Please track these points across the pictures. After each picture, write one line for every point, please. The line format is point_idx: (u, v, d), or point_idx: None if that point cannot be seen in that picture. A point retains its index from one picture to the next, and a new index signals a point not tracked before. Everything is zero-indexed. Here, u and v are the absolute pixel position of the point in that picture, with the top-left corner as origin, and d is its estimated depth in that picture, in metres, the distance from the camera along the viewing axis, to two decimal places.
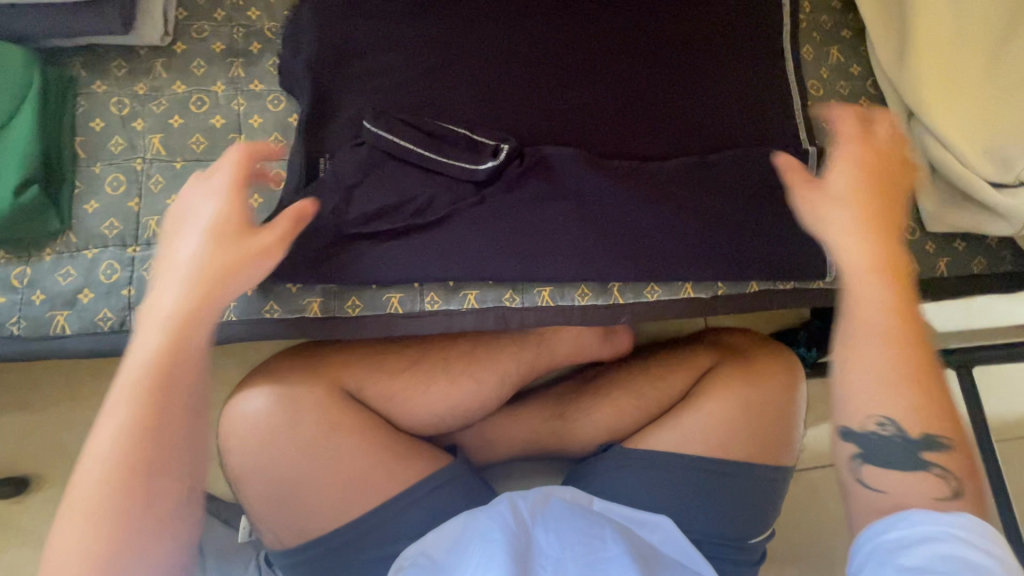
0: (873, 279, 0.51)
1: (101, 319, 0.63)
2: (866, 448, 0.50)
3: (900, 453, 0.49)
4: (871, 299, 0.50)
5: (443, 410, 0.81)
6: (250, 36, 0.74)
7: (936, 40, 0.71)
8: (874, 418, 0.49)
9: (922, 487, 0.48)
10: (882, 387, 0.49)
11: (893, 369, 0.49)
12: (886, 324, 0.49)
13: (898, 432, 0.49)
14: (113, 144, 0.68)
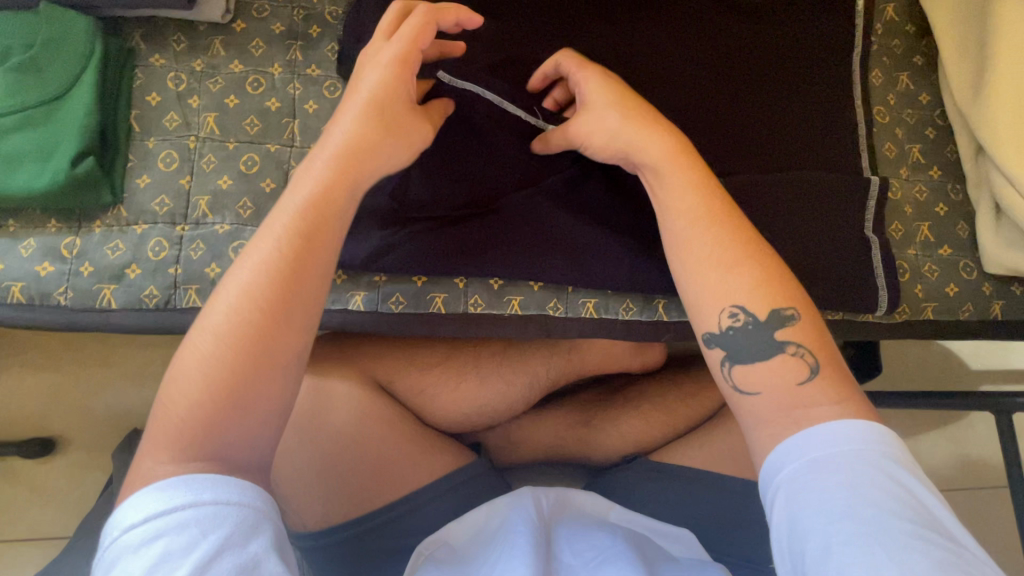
0: (667, 169, 0.58)
1: (147, 296, 0.63)
2: (733, 348, 0.53)
3: (756, 340, 0.52)
4: (674, 189, 0.57)
5: (472, 410, 0.80)
6: (310, 19, 0.73)
7: (1018, 72, 0.68)
8: (728, 311, 0.53)
9: (786, 371, 0.51)
10: (730, 266, 0.54)
11: (720, 252, 0.55)
12: (698, 209, 0.56)
13: (749, 320, 0.53)
14: (168, 120, 0.68)
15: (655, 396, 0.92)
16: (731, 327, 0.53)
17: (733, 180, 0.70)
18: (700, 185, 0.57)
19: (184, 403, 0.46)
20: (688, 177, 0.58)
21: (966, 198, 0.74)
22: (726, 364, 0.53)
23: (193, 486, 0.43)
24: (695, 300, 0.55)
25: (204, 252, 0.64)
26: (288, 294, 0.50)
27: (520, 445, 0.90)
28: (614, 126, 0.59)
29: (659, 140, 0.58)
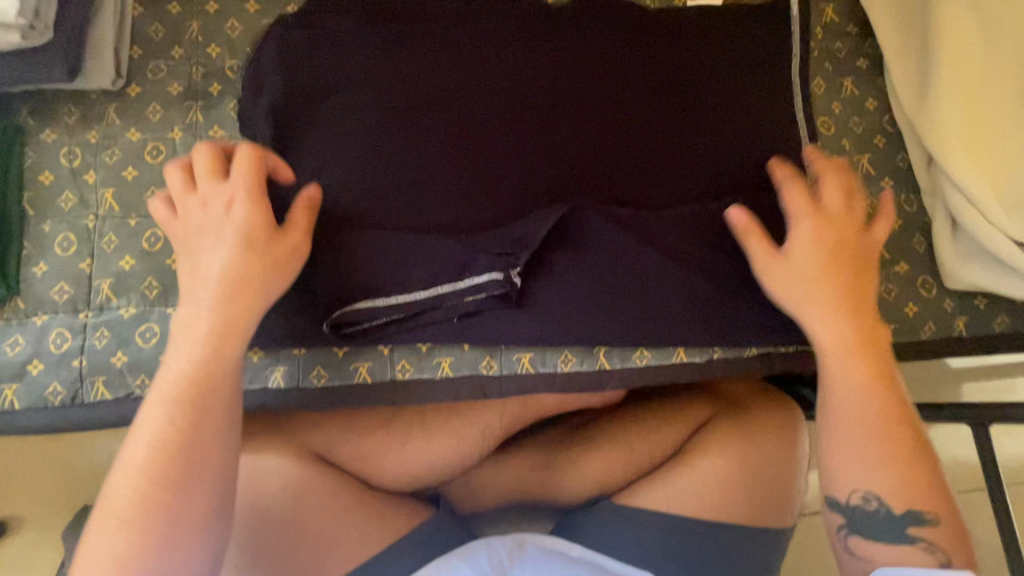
0: (843, 355, 0.59)
1: (51, 393, 0.59)
2: (852, 519, 0.57)
3: (884, 528, 0.55)
4: (846, 372, 0.58)
5: (422, 467, 0.77)
6: (210, 76, 0.68)
7: (958, 75, 0.65)
8: (860, 493, 0.56)
9: (910, 560, 0.54)
10: (875, 467, 0.56)
11: (880, 449, 0.56)
12: (869, 403, 0.57)
13: (881, 508, 0.55)
14: (64, 200, 0.64)
15: (619, 429, 0.88)
16: (858, 506, 0.56)
17: (676, 211, 0.65)
18: (862, 381, 0.58)
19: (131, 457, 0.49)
20: (862, 369, 0.58)
21: (921, 208, 0.70)
22: (841, 531, 0.57)
23: None
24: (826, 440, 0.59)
25: (109, 339, 0.61)
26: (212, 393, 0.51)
27: (481, 491, 0.87)
28: (791, 290, 0.60)
29: (839, 321, 0.59)
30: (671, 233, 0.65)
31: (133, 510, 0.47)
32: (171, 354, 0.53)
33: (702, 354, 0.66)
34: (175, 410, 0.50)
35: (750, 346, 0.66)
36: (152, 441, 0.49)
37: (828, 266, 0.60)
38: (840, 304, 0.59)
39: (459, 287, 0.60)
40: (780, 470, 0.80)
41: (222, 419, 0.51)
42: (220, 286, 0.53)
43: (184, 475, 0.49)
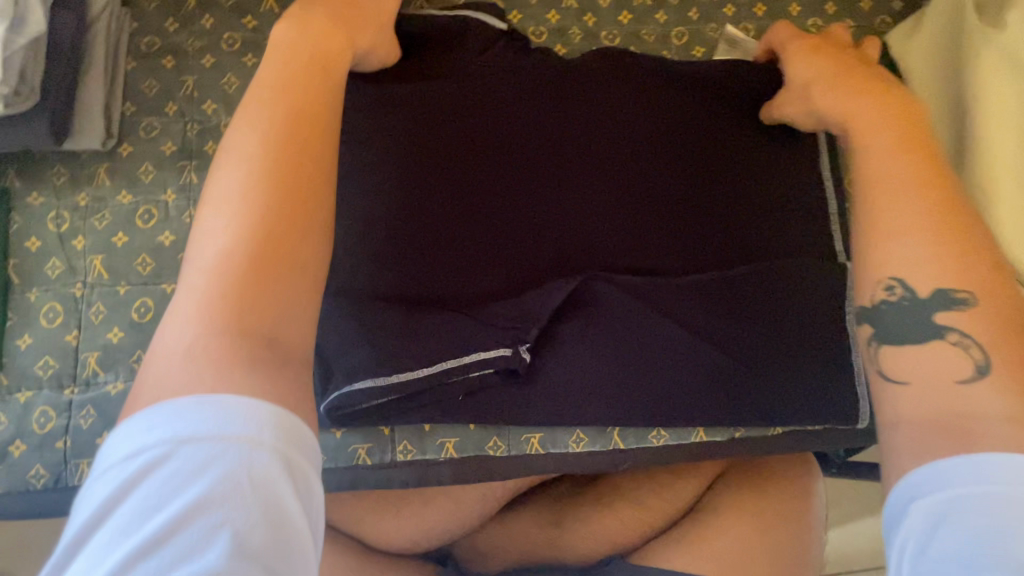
0: (865, 124, 0.50)
1: (33, 476, 0.56)
2: (887, 323, 0.44)
3: (914, 319, 0.42)
4: (875, 150, 0.48)
5: (427, 536, 0.74)
6: (205, 133, 0.65)
7: (994, 138, 0.61)
8: (885, 282, 0.44)
9: (946, 362, 0.40)
10: (908, 235, 0.43)
11: (915, 218, 0.43)
12: (896, 167, 0.46)
13: (907, 296, 0.43)
14: (51, 267, 0.61)
15: (632, 489, 0.84)
16: (888, 305, 0.44)
17: (694, 279, 0.62)
18: (913, 176, 0.45)
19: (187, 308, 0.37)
20: (901, 159, 0.46)
21: None
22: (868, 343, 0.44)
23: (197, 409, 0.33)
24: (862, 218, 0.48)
25: (95, 419, 0.57)
26: (290, 182, 0.41)
27: (486, 554, 0.83)
28: (851, 128, 0.51)
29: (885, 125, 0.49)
30: (689, 304, 0.61)
31: (246, 222, 0.39)
32: (244, 124, 0.44)
33: (723, 433, 0.62)
34: (244, 234, 0.39)
35: (775, 426, 0.62)
36: (261, 182, 0.41)
37: (856, 83, 0.52)
38: (885, 126, 0.49)
39: (464, 361, 0.56)
40: (797, 524, 0.79)
41: (316, 180, 0.43)
42: (277, 130, 0.43)
43: (270, 291, 0.38)
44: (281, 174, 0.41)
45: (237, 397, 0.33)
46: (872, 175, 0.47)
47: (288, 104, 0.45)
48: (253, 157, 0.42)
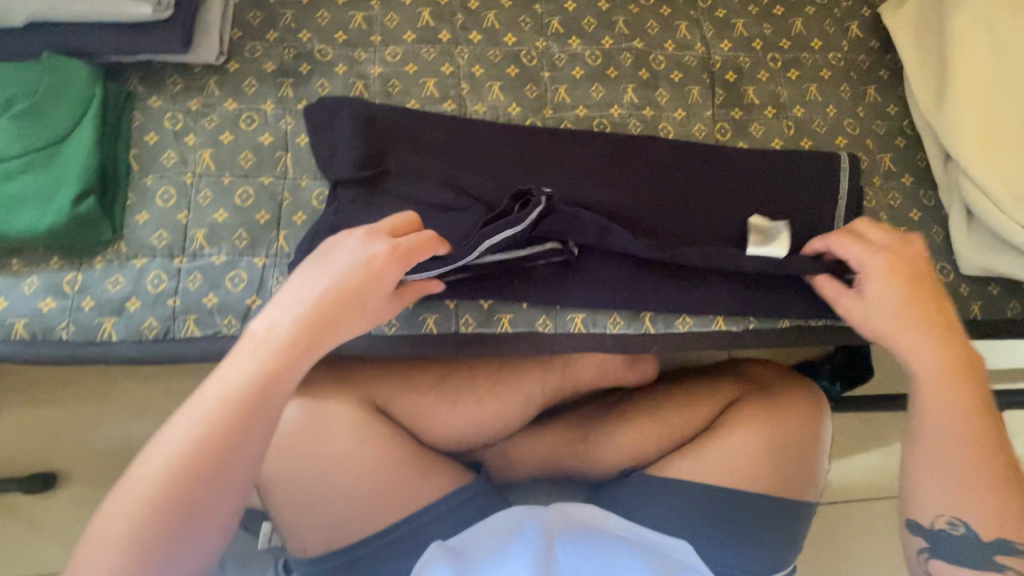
0: (940, 385, 0.62)
1: (147, 327, 0.65)
2: (936, 544, 0.60)
3: (971, 551, 0.58)
4: (933, 407, 0.62)
5: (470, 429, 0.82)
6: (301, 57, 0.75)
7: (974, 82, 0.72)
8: (949, 519, 0.60)
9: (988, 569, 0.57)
10: (967, 492, 0.59)
11: (971, 476, 0.59)
12: (954, 423, 0.61)
13: (969, 531, 0.59)
14: (166, 157, 0.70)
15: (651, 409, 0.92)
16: (946, 530, 0.60)
17: (715, 205, 0.72)
18: (973, 438, 0.60)
19: (133, 502, 0.47)
20: (959, 459, 0.60)
21: (938, 203, 0.77)
22: (920, 552, 0.61)
23: None
24: (912, 500, 0.62)
25: (202, 283, 0.67)
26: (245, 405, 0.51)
27: (517, 461, 0.91)
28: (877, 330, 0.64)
29: (956, 416, 0.61)
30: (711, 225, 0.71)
31: (198, 438, 0.49)
32: (248, 354, 0.53)
33: (740, 324, 0.72)
34: (203, 431, 0.49)
35: (784, 319, 0.72)
36: (232, 392, 0.51)
37: (921, 315, 0.62)
38: (954, 406, 0.61)
39: (521, 254, 0.65)
40: (805, 445, 0.85)
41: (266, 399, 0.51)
42: (290, 325, 0.54)
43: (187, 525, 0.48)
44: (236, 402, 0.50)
45: None
46: (941, 431, 0.61)
47: (319, 302, 0.55)
48: (222, 398, 0.50)
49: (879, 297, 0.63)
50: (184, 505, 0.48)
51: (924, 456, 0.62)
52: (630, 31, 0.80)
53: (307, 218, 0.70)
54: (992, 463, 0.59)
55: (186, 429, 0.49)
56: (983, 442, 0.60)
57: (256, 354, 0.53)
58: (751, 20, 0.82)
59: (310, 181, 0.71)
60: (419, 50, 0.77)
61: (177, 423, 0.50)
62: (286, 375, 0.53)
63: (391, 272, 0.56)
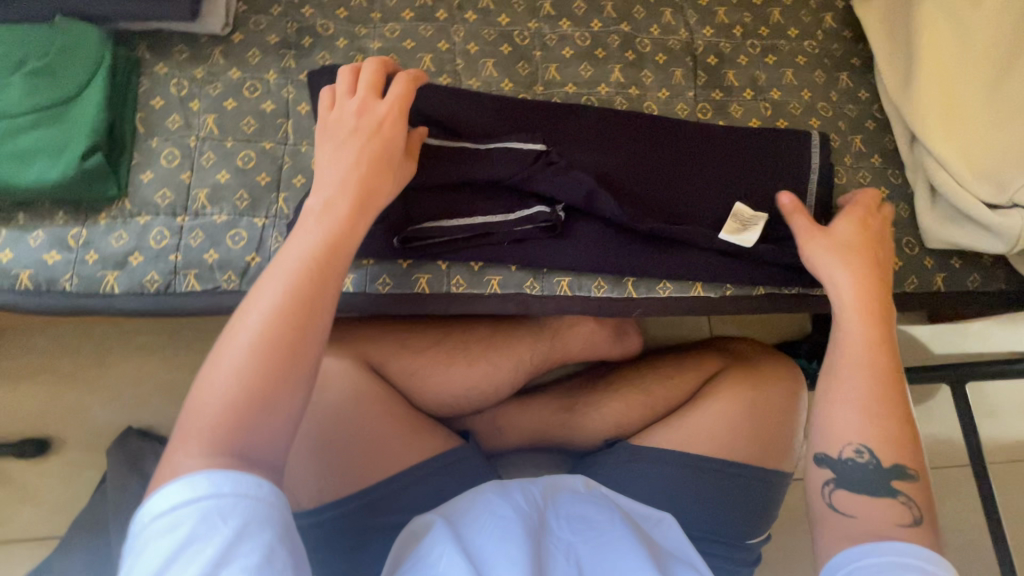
0: (858, 316, 0.64)
1: (149, 280, 0.68)
2: (841, 473, 0.59)
3: (874, 478, 0.58)
4: (857, 334, 0.63)
5: (460, 393, 0.85)
6: (303, 31, 0.79)
7: (937, 67, 0.77)
8: (853, 445, 0.59)
9: (888, 509, 0.56)
10: (871, 416, 0.59)
11: (874, 401, 0.60)
12: (872, 348, 0.62)
13: (872, 460, 0.58)
14: (171, 121, 0.73)
15: (635, 381, 0.96)
16: (853, 459, 0.59)
17: (698, 178, 0.76)
18: (882, 363, 0.62)
19: (219, 382, 0.46)
20: (868, 383, 0.61)
21: (905, 181, 0.82)
22: (827, 484, 0.60)
23: (215, 479, 0.42)
24: (819, 431, 0.62)
25: (203, 239, 0.69)
26: (317, 278, 0.51)
27: (505, 431, 0.93)
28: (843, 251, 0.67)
29: (875, 341, 0.63)
30: (693, 197, 0.75)
31: (278, 314, 0.49)
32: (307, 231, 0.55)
33: (718, 290, 0.76)
34: (281, 303, 0.49)
35: (758, 287, 0.76)
36: (303, 269, 0.51)
37: (875, 237, 0.69)
38: (871, 340, 0.63)
39: (512, 218, 0.70)
40: (782, 412, 0.88)
41: (333, 273, 0.53)
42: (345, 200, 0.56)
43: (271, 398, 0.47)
44: (308, 278, 0.51)
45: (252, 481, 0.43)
46: (853, 357, 0.63)
47: (361, 171, 0.58)
48: (296, 267, 0.52)
49: (841, 228, 0.69)
50: (273, 375, 0.47)
51: (834, 384, 0.62)
52: (618, 15, 0.84)
53: (306, 182, 0.73)
54: (898, 389, 0.61)
55: (259, 312, 0.49)
56: (892, 369, 0.61)
57: (319, 230, 0.54)
58: (731, 8, 0.87)
59: (310, 147, 0.74)
60: (417, 27, 0.80)
61: (251, 301, 0.50)
62: (345, 250, 0.55)
63: (397, 122, 0.61)
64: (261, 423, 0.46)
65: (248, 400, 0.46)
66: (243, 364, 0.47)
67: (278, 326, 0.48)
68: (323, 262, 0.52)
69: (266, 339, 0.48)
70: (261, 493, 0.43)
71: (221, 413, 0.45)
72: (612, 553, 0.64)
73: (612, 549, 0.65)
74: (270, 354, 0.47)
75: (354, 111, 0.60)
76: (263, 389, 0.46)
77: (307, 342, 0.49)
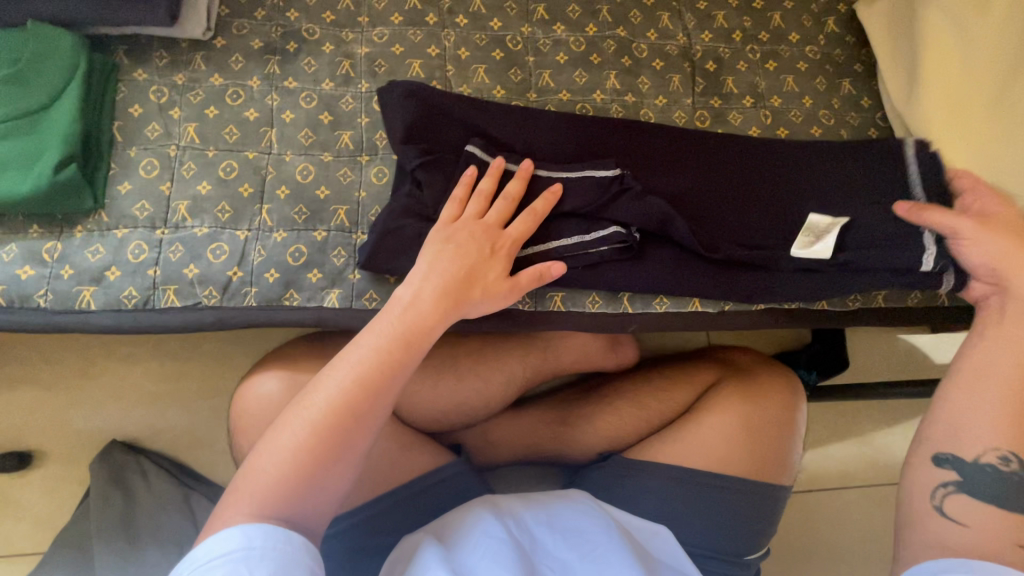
0: (1013, 324, 0.65)
1: (126, 296, 0.65)
2: (965, 477, 0.61)
3: (1019, 489, 0.60)
4: (1006, 337, 0.65)
5: (451, 407, 0.83)
6: (288, 35, 0.76)
7: (942, 76, 0.75)
8: (1000, 451, 0.61)
9: (991, 518, 0.59)
10: (1010, 424, 0.61)
11: (1018, 404, 0.61)
12: (1013, 356, 0.63)
13: (1018, 467, 0.60)
14: (150, 130, 0.71)
15: (630, 393, 0.93)
16: (998, 463, 0.60)
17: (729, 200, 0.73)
18: (1021, 363, 0.63)
19: (283, 448, 0.51)
20: (998, 391, 0.62)
21: None
22: (946, 487, 0.62)
23: (248, 533, 0.47)
24: (956, 438, 0.63)
25: (183, 254, 0.67)
26: (390, 361, 0.56)
27: (497, 444, 0.91)
28: (999, 237, 0.66)
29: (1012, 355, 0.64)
30: (726, 218, 0.72)
31: (347, 392, 0.53)
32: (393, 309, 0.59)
33: (715, 305, 0.74)
34: (352, 380, 0.54)
35: (759, 301, 0.74)
36: (377, 350, 0.56)
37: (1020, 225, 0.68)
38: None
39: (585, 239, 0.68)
40: (781, 426, 0.86)
41: (407, 358, 0.57)
42: (427, 281, 0.60)
43: (327, 469, 0.52)
44: (382, 358, 0.55)
45: (284, 536, 0.48)
46: (1001, 359, 0.64)
47: (455, 261, 0.61)
48: (375, 346, 0.56)
49: (991, 210, 0.68)
50: (328, 451, 0.52)
51: (976, 379, 0.64)
52: (613, 19, 0.81)
53: (290, 193, 0.70)
54: None
55: (331, 385, 0.54)
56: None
57: (398, 311, 0.58)
58: (731, 12, 0.84)
59: (295, 157, 0.72)
60: (406, 31, 0.78)
61: (330, 370, 0.55)
62: (425, 336, 0.58)
63: (513, 246, 0.64)
64: (319, 488, 0.51)
65: (307, 469, 0.51)
66: (303, 439, 0.52)
67: (344, 401, 0.53)
68: (402, 344, 0.56)
69: (335, 414, 0.53)
70: (287, 546, 0.47)
71: (275, 481, 0.50)
72: (607, 568, 0.63)
73: (610, 564, 0.63)
74: (331, 428, 0.52)
75: (486, 223, 0.64)
76: (319, 462, 0.51)
77: (366, 420, 0.54)
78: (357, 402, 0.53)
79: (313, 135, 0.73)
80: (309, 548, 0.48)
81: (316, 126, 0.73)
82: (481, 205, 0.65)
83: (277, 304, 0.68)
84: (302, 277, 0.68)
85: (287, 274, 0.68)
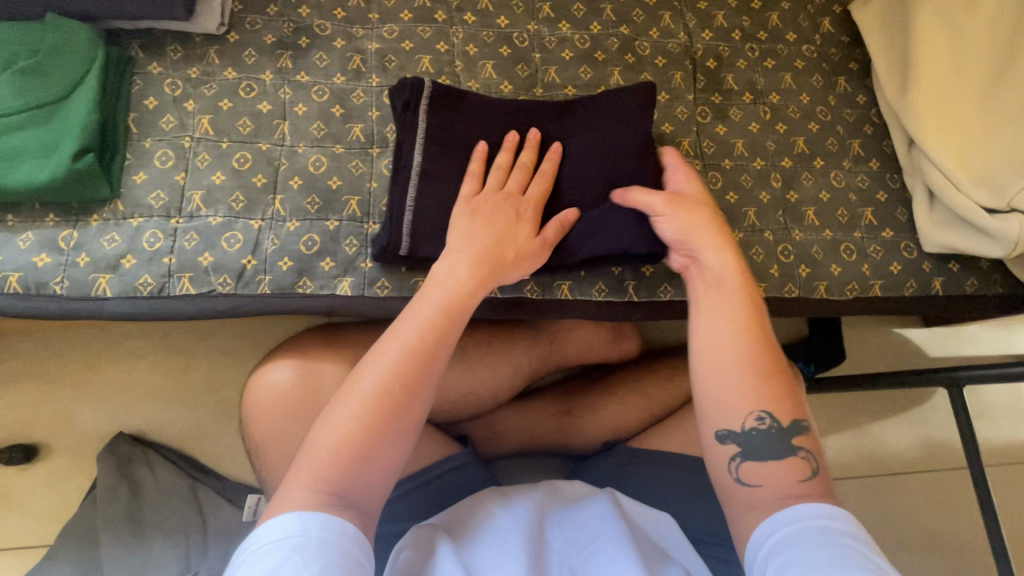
0: (734, 289, 0.62)
1: (142, 283, 0.67)
2: (746, 445, 0.56)
3: (776, 445, 0.56)
4: (731, 303, 0.62)
5: (458, 396, 0.84)
6: (300, 31, 0.78)
7: (933, 72, 0.77)
8: (755, 413, 0.56)
9: (790, 471, 0.55)
10: (762, 380, 0.58)
11: (753, 365, 0.58)
12: (750, 321, 0.61)
13: (774, 425, 0.56)
14: (164, 121, 0.72)
15: (632, 384, 0.95)
16: (757, 429, 0.56)
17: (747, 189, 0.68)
18: (753, 320, 0.61)
19: (341, 421, 0.52)
20: (748, 352, 0.59)
21: (903, 186, 0.82)
22: (734, 458, 0.56)
23: (305, 522, 0.47)
24: (719, 406, 0.58)
25: (198, 242, 0.68)
26: (440, 328, 0.58)
27: (502, 435, 0.93)
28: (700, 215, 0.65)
29: (746, 311, 0.61)
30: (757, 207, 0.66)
31: (404, 356, 0.55)
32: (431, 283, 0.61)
33: None
34: (406, 350, 0.56)
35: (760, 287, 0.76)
36: (428, 318, 0.58)
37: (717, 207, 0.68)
38: (734, 313, 0.61)
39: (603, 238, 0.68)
40: None
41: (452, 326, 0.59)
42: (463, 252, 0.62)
43: (386, 437, 0.53)
44: (439, 325, 0.58)
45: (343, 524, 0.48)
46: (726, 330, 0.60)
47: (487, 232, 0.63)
48: (419, 319, 0.58)
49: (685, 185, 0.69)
50: (391, 416, 0.53)
51: (724, 347, 0.59)
52: (617, 17, 0.84)
53: (303, 184, 0.72)
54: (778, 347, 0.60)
55: (383, 360, 0.55)
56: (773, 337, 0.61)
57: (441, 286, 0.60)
58: (730, 12, 0.87)
59: (307, 149, 0.73)
60: (415, 28, 0.80)
61: (384, 341, 0.57)
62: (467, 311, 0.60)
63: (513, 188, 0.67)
64: (376, 451, 0.52)
65: (370, 432, 0.52)
66: (355, 413, 0.52)
67: (406, 367, 0.55)
68: (446, 310, 0.59)
69: (388, 383, 0.54)
70: (342, 540, 0.47)
71: (331, 454, 0.51)
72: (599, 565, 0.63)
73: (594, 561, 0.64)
74: (393, 392, 0.54)
75: (508, 192, 0.67)
76: (380, 425, 0.52)
77: (424, 386, 0.55)
78: (418, 366, 0.55)
79: (325, 128, 0.75)
80: (360, 543, 0.48)
81: (328, 119, 0.75)
82: (501, 177, 0.68)
83: (290, 292, 0.69)
84: (315, 265, 0.70)
85: (300, 263, 0.69)
